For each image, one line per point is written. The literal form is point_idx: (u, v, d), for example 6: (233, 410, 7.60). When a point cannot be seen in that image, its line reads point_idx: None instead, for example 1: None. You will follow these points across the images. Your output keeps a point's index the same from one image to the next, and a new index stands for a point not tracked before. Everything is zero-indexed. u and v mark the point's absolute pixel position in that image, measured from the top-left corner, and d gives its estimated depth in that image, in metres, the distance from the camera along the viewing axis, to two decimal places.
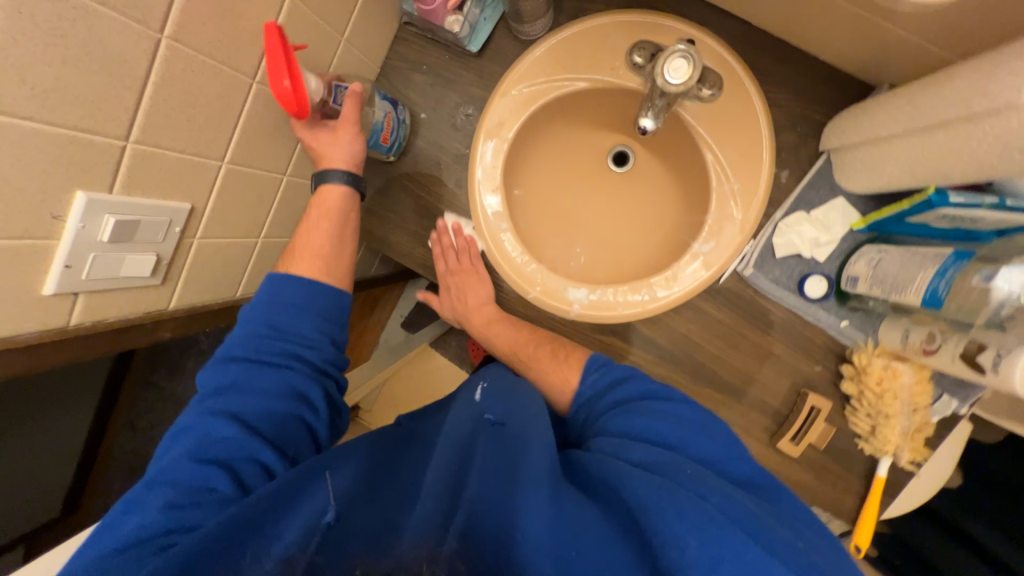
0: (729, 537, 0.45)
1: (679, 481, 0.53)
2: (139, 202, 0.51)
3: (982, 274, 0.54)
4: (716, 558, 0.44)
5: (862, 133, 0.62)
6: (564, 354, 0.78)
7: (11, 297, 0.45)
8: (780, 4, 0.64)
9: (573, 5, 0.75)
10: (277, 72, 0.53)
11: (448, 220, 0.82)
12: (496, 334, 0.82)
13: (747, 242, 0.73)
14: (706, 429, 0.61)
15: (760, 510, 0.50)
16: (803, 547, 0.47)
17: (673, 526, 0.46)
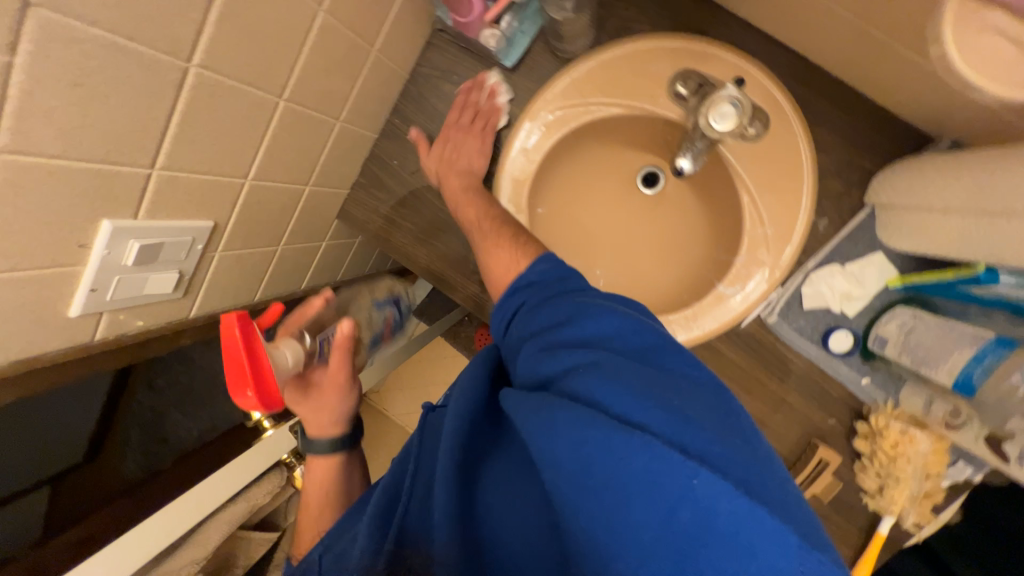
0: (597, 440, 0.42)
1: (564, 387, 0.47)
2: (162, 225, 0.51)
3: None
4: (586, 462, 0.42)
5: (918, 196, 0.59)
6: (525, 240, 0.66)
7: (39, 320, 0.45)
8: (842, 47, 0.59)
9: (616, 23, 0.71)
10: (241, 384, 0.49)
11: (491, 76, 0.75)
12: (466, 202, 0.72)
13: (774, 289, 0.71)
14: (594, 308, 0.53)
15: (639, 381, 0.45)
16: (708, 433, 0.41)
17: (549, 446, 0.44)
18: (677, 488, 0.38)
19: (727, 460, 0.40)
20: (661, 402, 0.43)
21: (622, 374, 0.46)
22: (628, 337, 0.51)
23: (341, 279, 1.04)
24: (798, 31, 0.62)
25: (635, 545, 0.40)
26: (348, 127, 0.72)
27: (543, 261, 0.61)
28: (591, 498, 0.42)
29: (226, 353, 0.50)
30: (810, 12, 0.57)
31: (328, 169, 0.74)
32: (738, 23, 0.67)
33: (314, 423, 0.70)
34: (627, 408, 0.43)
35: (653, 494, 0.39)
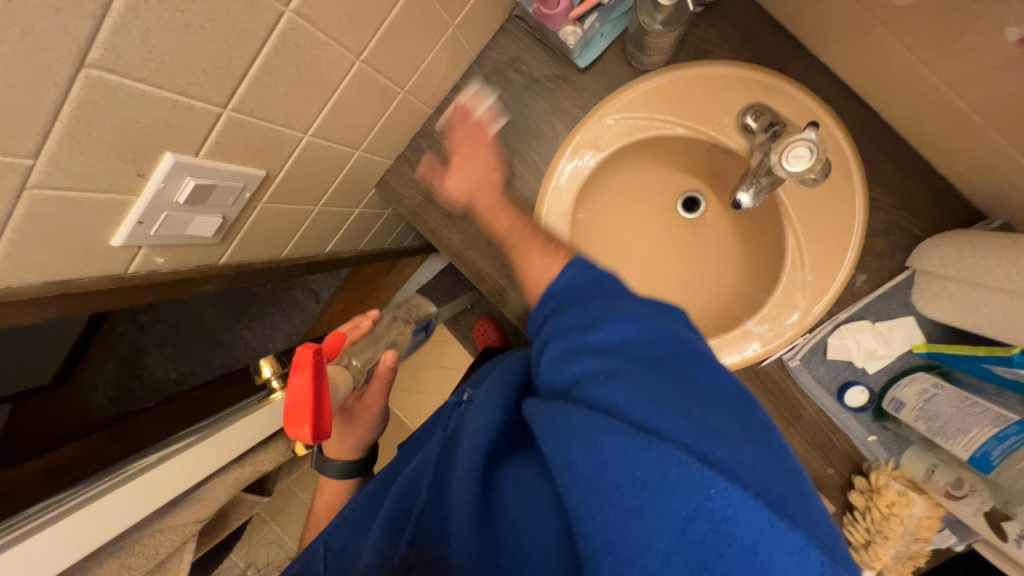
0: (616, 448, 0.41)
1: (587, 392, 0.48)
2: (220, 167, 0.49)
3: None
4: (602, 467, 0.42)
5: (964, 269, 0.60)
6: (555, 246, 0.66)
7: (81, 245, 0.43)
8: (920, 111, 0.59)
9: (696, 44, 0.70)
10: (297, 419, 0.52)
11: (468, 93, 0.77)
12: (497, 217, 0.72)
13: (802, 335, 0.71)
14: (625, 310, 0.52)
15: (663, 387, 0.45)
16: (727, 440, 0.41)
17: (569, 450, 0.44)
18: (693, 497, 0.38)
19: (747, 469, 0.39)
20: (682, 408, 0.43)
21: (647, 382, 0.45)
22: (655, 335, 0.50)
23: (361, 249, 1.02)
24: (878, 87, 0.62)
25: (651, 555, 0.39)
26: (409, 98, 0.70)
27: (571, 266, 0.60)
28: (606, 503, 0.41)
29: (291, 385, 0.52)
30: (898, 70, 0.57)
31: (380, 137, 0.73)
32: (818, 67, 0.67)
33: (337, 444, 0.73)
34: (648, 414, 0.43)
35: (668, 503, 0.39)
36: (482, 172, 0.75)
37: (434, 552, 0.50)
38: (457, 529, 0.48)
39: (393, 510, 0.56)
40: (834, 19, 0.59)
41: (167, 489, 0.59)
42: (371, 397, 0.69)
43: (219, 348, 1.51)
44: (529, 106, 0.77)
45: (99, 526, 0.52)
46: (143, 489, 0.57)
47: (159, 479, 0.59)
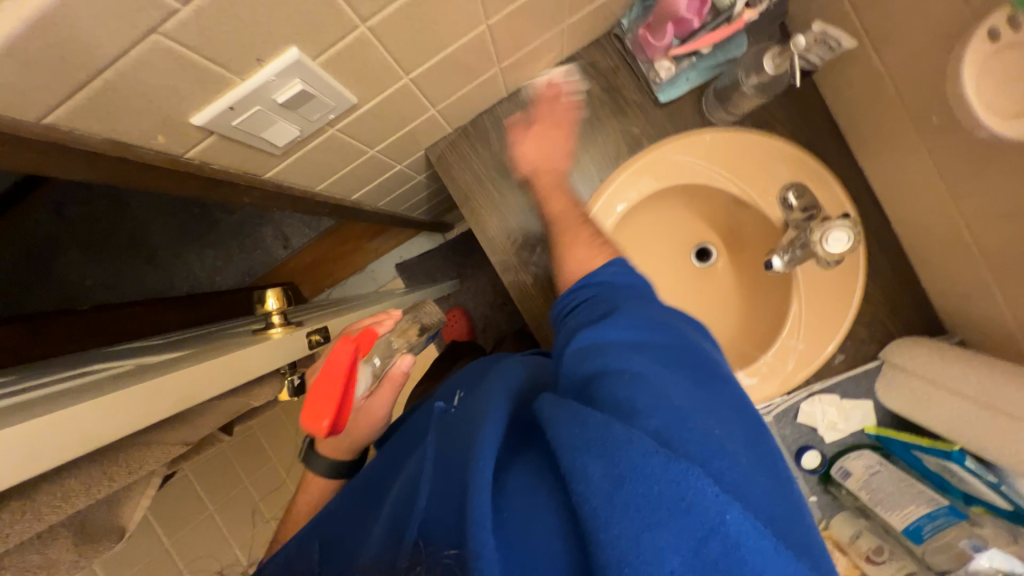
0: (633, 461, 0.37)
1: (605, 397, 0.45)
2: (327, 80, 0.46)
3: (972, 542, 0.61)
4: (618, 479, 0.37)
5: (929, 371, 0.70)
6: (601, 241, 0.69)
7: (164, 112, 0.39)
8: (927, 231, 0.70)
9: (762, 116, 0.77)
10: (317, 411, 0.48)
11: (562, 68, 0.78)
12: (554, 197, 0.74)
13: (780, 395, 0.78)
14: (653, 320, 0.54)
15: (685, 406, 0.43)
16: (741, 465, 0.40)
17: (583, 455, 0.39)
18: (708, 519, 0.35)
19: (755, 489, 0.40)
20: (699, 428, 0.42)
21: (669, 393, 0.44)
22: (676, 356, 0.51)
23: (382, 206, 0.96)
24: (897, 202, 0.72)
25: (661, 574, 0.34)
26: (498, 76, 0.70)
27: (615, 264, 0.64)
28: (619, 517, 0.36)
29: (321, 374, 0.50)
30: (919, 192, 0.67)
31: (457, 103, 0.71)
32: (852, 168, 0.77)
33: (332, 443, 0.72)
34: (666, 425, 0.41)
35: (683, 523, 0.35)
36: (550, 154, 0.75)
37: (433, 554, 0.44)
38: (479, 530, 0.39)
39: (399, 513, 0.52)
40: (882, 133, 0.68)
41: (181, 397, 0.43)
42: (381, 396, 0.68)
43: (155, 268, 1.31)
44: (604, 122, 0.80)
45: (84, 431, 0.35)
46: (145, 394, 0.40)
47: (175, 382, 0.42)
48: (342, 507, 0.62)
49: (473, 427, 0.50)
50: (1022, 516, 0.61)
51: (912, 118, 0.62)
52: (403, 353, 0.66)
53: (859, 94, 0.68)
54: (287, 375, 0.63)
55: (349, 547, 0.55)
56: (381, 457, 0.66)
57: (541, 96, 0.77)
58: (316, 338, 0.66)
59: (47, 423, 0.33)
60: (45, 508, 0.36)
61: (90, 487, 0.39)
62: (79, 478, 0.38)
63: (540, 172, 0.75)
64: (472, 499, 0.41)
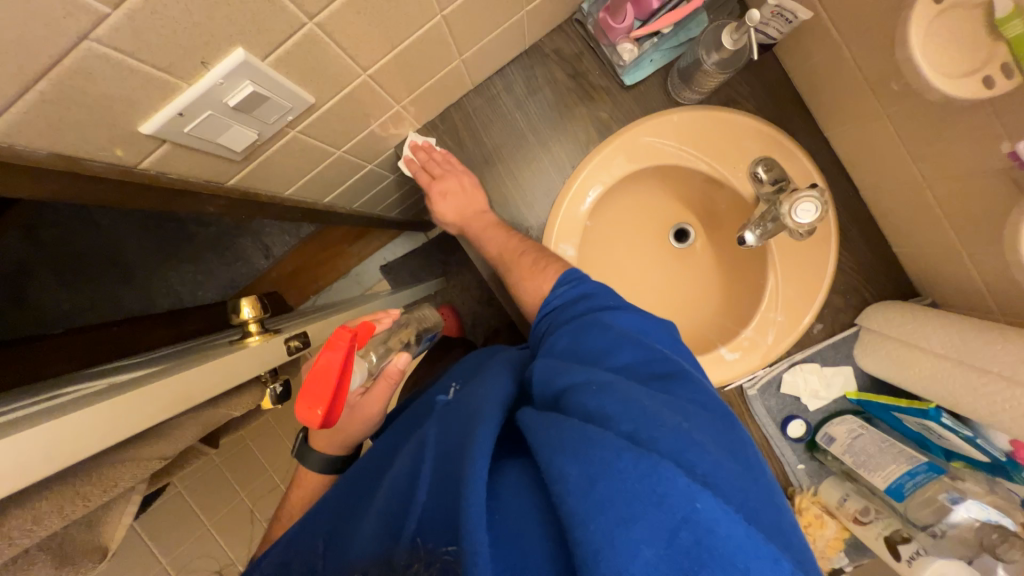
0: (607, 459, 0.38)
1: (580, 402, 0.46)
2: (279, 80, 0.45)
3: (951, 496, 0.64)
4: (592, 476, 0.37)
5: (903, 333, 0.71)
6: (545, 265, 0.71)
7: (109, 122, 0.38)
8: (893, 196, 0.71)
9: (728, 92, 0.77)
10: (312, 400, 0.48)
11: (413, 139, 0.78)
12: (489, 239, 0.77)
13: (762, 367, 0.79)
14: (615, 333, 0.56)
15: (656, 405, 0.44)
16: (713, 457, 0.41)
17: (560, 456, 0.40)
18: (679, 509, 0.35)
19: (730, 478, 0.40)
20: (671, 424, 0.42)
21: (638, 396, 0.45)
22: (645, 362, 0.53)
23: (357, 207, 0.95)
24: (863, 170, 0.74)
25: (636, 569, 0.34)
26: (461, 67, 0.69)
27: (564, 282, 0.66)
28: (595, 512, 0.36)
29: (316, 362, 0.49)
30: (884, 159, 0.68)
31: (422, 98, 0.71)
32: (819, 139, 0.77)
33: (325, 438, 0.71)
34: (638, 425, 0.42)
35: (655, 515, 0.35)
36: (468, 196, 0.78)
37: (432, 552, 0.43)
38: (468, 531, 0.38)
39: (393, 508, 0.50)
40: (845, 103, 0.69)
41: (154, 411, 0.43)
42: (377, 393, 0.67)
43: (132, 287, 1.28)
44: (572, 109, 0.79)
45: (44, 455, 0.34)
46: (116, 411, 0.39)
47: (143, 397, 0.42)
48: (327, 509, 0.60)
49: (460, 434, 0.50)
50: (1001, 466, 0.62)
51: (872, 85, 0.63)
52: (398, 352, 0.64)
53: (819, 65, 0.69)
54: (268, 382, 0.62)
55: (334, 551, 0.53)
56: (380, 448, 0.66)
57: (422, 160, 0.79)
58: (295, 344, 0.65)
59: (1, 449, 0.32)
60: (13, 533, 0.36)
61: (61, 508, 0.39)
62: (48, 502, 0.38)
63: (469, 220, 0.79)
64: (465, 499, 0.40)
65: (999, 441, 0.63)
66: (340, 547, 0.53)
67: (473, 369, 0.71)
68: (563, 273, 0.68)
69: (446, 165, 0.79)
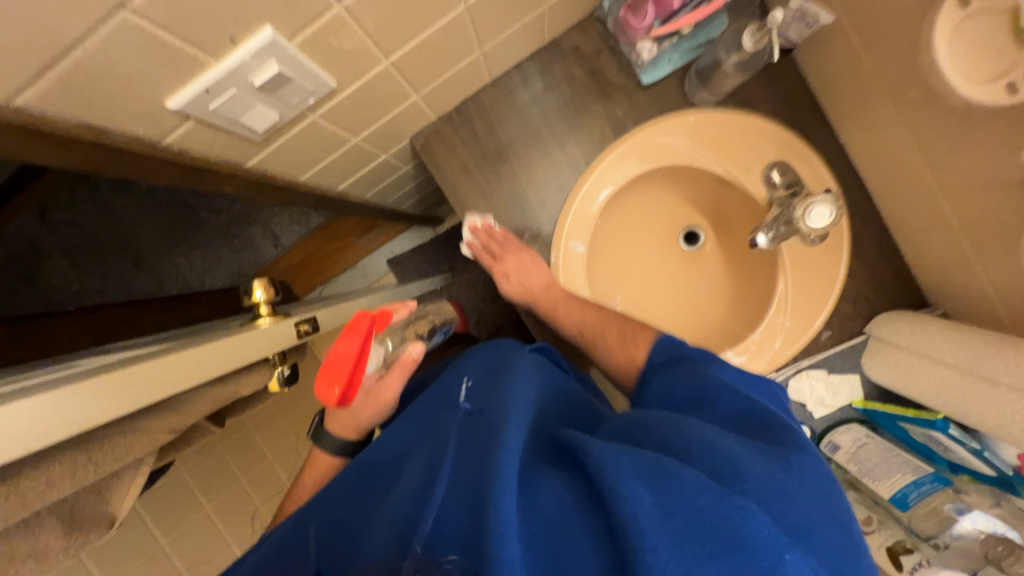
0: (689, 494, 0.36)
1: (658, 433, 0.45)
2: (304, 62, 0.45)
3: (955, 505, 0.64)
4: (669, 509, 0.36)
5: (913, 342, 0.71)
6: (633, 333, 0.70)
7: (137, 95, 0.38)
8: (907, 205, 0.71)
9: (745, 95, 0.77)
10: (331, 377, 0.49)
11: (470, 220, 0.80)
12: (564, 316, 0.77)
13: (769, 373, 0.79)
14: (699, 374, 0.54)
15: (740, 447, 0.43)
16: (795, 505, 0.40)
17: (627, 480, 0.37)
18: (763, 557, 0.35)
19: (812, 536, 0.39)
20: (755, 467, 0.41)
21: (718, 436, 0.44)
22: (727, 405, 0.51)
23: (369, 198, 0.96)
24: (878, 177, 0.73)
25: None
26: (480, 60, 0.70)
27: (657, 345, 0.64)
28: (673, 546, 0.34)
29: (337, 342, 0.50)
30: (900, 166, 0.68)
31: (440, 90, 0.71)
32: (835, 145, 0.77)
33: (340, 421, 0.71)
34: (721, 465, 0.40)
35: (737, 560, 0.34)
36: (532, 274, 0.79)
37: (431, 560, 0.39)
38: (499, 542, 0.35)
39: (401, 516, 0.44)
40: (862, 109, 0.69)
41: (169, 383, 0.43)
42: (390, 380, 0.66)
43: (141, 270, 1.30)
44: (589, 106, 0.80)
45: (59, 420, 0.35)
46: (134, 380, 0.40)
47: (156, 370, 0.42)
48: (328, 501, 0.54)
49: (494, 434, 0.45)
50: (1007, 481, 0.63)
51: (891, 91, 0.63)
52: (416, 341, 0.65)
53: (838, 71, 0.69)
54: (275, 364, 0.63)
55: (337, 548, 0.48)
56: (386, 442, 0.59)
57: (482, 244, 0.81)
58: (305, 328, 0.66)
59: (16, 409, 0.32)
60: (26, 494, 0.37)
61: (74, 473, 0.40)
62: (64, 466, 0.39)
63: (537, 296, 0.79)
64: (499, 509, 0.36)
65: (1006, 455, 0.63)
66: (342, 547, 0.47)
67: (491, 363, 0.63)
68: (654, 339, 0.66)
69: (506, 244, 0.81)
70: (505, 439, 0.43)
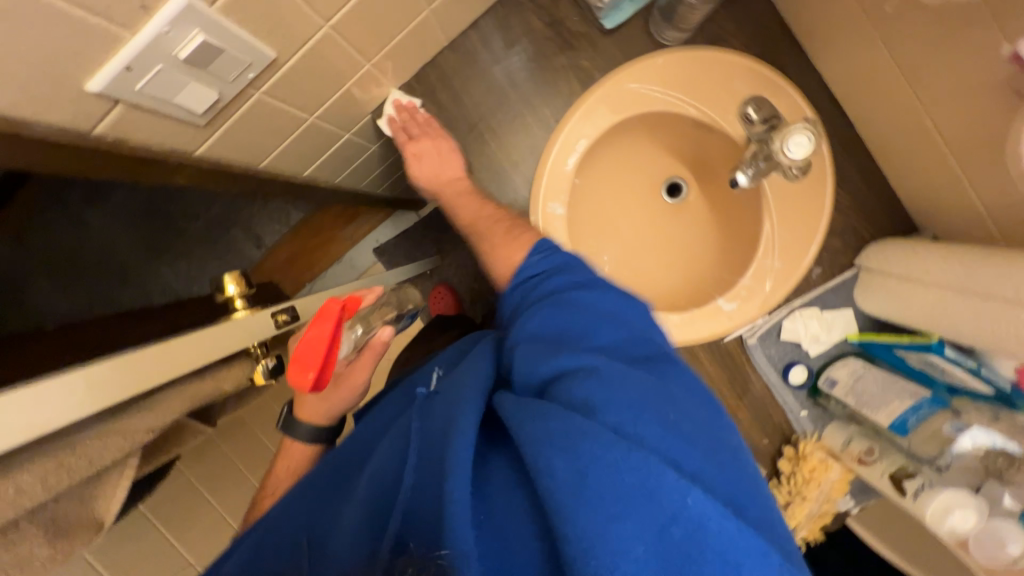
0: (596, 453, 0.37)
1: (568, 389, 0.44)
2: (233, 30, 0.42)
3: (955, 425, 0.63)
4: (581, 471, 0.36)
5: (905, 269, 0.69)
6: (517, 234, 0.68)
7: (51, 77, 0.36)
8: (888, 127, 0.68)
9: (714, 31, 0.74)
10: (304, 364, 0.48)
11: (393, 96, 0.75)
12: (462, 206, 0.76)
13: (762, 316, 0.78)
14: (592, 313, 0.52)
15: (646, 393, 0.42)
16: (699, 447, 0.40)
17: (547, 450, 0.38)
18: (670, 505, 0.35)
19: (721, 480, 0.39)
20: (662, 416, 0.40)
21: (627, 384, 0.43)
22: (633, 348, 0.49)
23: (340, 183, 0.93)
24: (857, 103, 0.71)
25: (628, 567, 0.33)
26: (432, 19, 0.66)
27: (538, 252, 0.62)
28: (589, 506, 0.35)
29: (308, 329, 0.49)
30: (878, 86, 0.65)
31: (394, 57, 0.68)
32: (812, 74, 0.74)
33: (313, 408, 0.70)
34: (625, 417, 0.40)
35: (645, 512, 0.34)
36: (445, 163, 0.77)
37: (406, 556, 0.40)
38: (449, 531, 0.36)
39: (374, 512, 0.44)
40: (835, 31, 0.66)
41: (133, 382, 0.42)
42: (360, 364, 0.65)
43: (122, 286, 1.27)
44: (553, 59, 0.76)
45: (10, 427, 0.33)
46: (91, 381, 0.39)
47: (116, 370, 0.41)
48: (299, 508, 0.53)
49: (440, 420, 0.46)
50: (1005, 397, 0.62)
51: (865, 5, 0.60)
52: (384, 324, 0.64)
53: None
54: (258, 357, 0.62)
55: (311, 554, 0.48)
56: (354, 438, 0.59)
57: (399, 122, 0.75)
58: (283, 318, 0.64)
59: None
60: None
61: (46, 479, 0.39)
62: (31, 474, 0.38)
63: (442, 185, 0.77)
64: (450, 492, 0.38)
65: (1004, 370, 0.61)
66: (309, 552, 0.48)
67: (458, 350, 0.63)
68: (537, 242, 0.64)
69: (426, 128, 0.76)
70: (450, 426, 0.44)
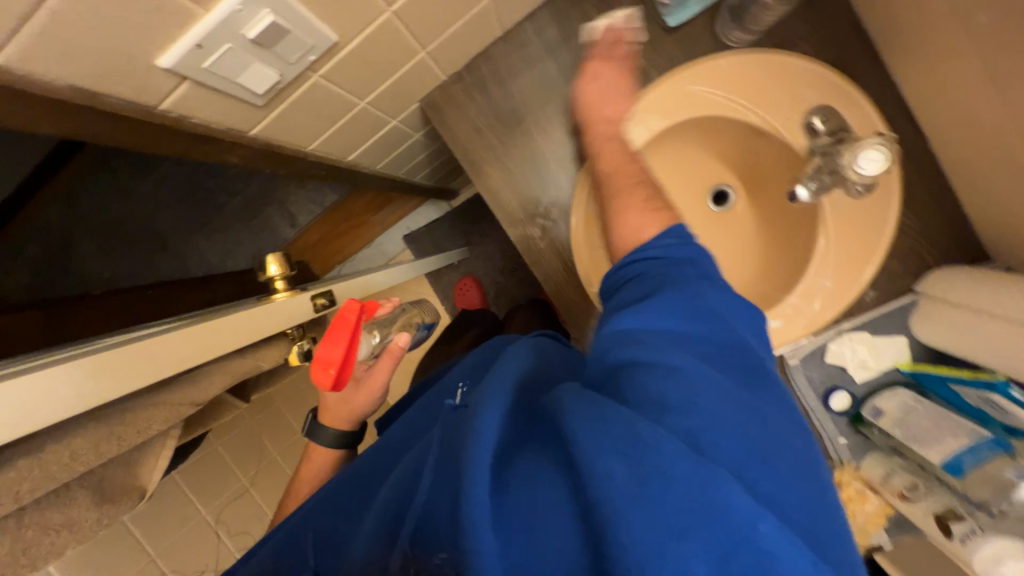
0: (662, 464, 0.34)
1: (635, 389, 0.41)
2: (300, 11, 0.42)
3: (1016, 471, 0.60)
4: (644, 480, 0.34)
5: (972, 300, 0.65)
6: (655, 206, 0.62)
7: (124, 52, 0.36)
8: (969, 147, 0.63)
9: (783, 33, 0.70)
10: (324, 359, 0.48)
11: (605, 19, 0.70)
12: (605, 153, 0.67)
13: (807, 336, 0.74)
14: (693, 305, 0.47)
15: (724, 405, 0.39)
16: (774, 469, 0.38)
17: (604, 453, 0.36)
18: (737, 528, 0.33)
19: (788, 507, 0.37)
20: (736, 431, 0.38)
21: (703, 392, 0.40)
22: (723, 351, 0.45)
23: (381, 169, 0.93)
24: (935, 118, 0.66)
25: None
26: (490, 9, 0.65)
27: (669, 235, 0.56)
28: (648, 518, 0.33)
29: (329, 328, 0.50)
30: (964, 102, 0.61)
31: (448, 45, 0.67)
32: (886, 85, 0.70)
33: (335, 412, 0.70)
34: (699, 426, 0.38)
35: (709, 532, 0.32)
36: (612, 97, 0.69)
37: (422, 555, 0.40)
38: (471, 533, 0.34)
39: (389, 508, 0.46)
40: (920, 40, 0.61)
41: (181, 356, 0.44)
42: (379, 368, 0.66)
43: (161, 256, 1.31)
44: None
45: (65, 394, 0.35)
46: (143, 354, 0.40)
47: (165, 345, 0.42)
48: (332, 499, 0.55)
49: (471, 415, 0.44)
50: None
51: (961, 13, 0.55)
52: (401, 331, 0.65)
53: None
54: (295, 338, 0.62)
55: (339, 547, 0.49)
56: (383, 442, 0.60)
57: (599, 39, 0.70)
58: (322, 303, 0.64)
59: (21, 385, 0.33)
60: (43, 464, 0.39)
61: (97, 445, 0.42)
62: (83, 439, 0.41)
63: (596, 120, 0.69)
64: (469, 490, 0.36)
65: None
66: (338, 541, 0.50)
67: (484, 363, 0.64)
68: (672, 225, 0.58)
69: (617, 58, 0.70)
70: (477, 420, 0.41)
